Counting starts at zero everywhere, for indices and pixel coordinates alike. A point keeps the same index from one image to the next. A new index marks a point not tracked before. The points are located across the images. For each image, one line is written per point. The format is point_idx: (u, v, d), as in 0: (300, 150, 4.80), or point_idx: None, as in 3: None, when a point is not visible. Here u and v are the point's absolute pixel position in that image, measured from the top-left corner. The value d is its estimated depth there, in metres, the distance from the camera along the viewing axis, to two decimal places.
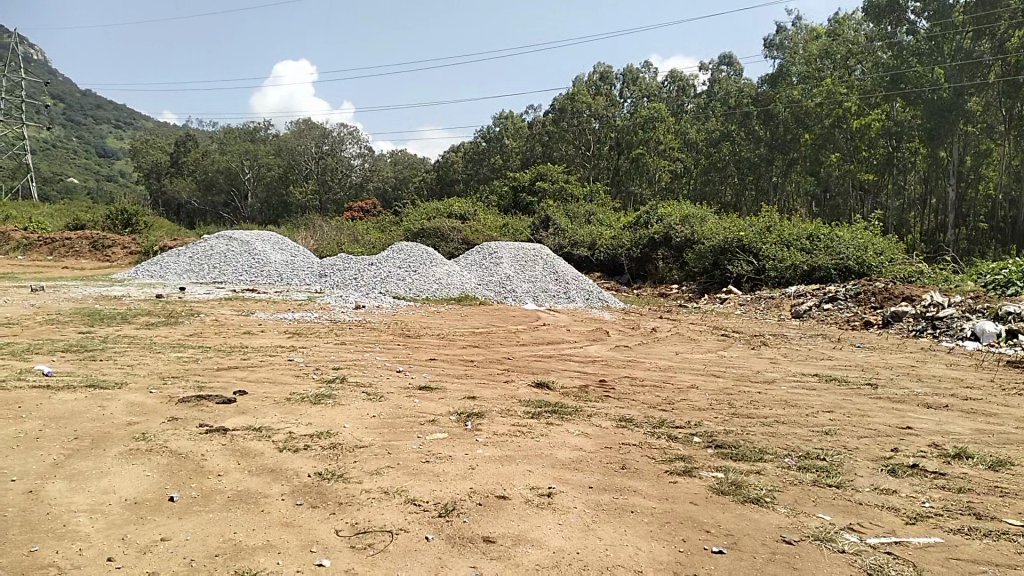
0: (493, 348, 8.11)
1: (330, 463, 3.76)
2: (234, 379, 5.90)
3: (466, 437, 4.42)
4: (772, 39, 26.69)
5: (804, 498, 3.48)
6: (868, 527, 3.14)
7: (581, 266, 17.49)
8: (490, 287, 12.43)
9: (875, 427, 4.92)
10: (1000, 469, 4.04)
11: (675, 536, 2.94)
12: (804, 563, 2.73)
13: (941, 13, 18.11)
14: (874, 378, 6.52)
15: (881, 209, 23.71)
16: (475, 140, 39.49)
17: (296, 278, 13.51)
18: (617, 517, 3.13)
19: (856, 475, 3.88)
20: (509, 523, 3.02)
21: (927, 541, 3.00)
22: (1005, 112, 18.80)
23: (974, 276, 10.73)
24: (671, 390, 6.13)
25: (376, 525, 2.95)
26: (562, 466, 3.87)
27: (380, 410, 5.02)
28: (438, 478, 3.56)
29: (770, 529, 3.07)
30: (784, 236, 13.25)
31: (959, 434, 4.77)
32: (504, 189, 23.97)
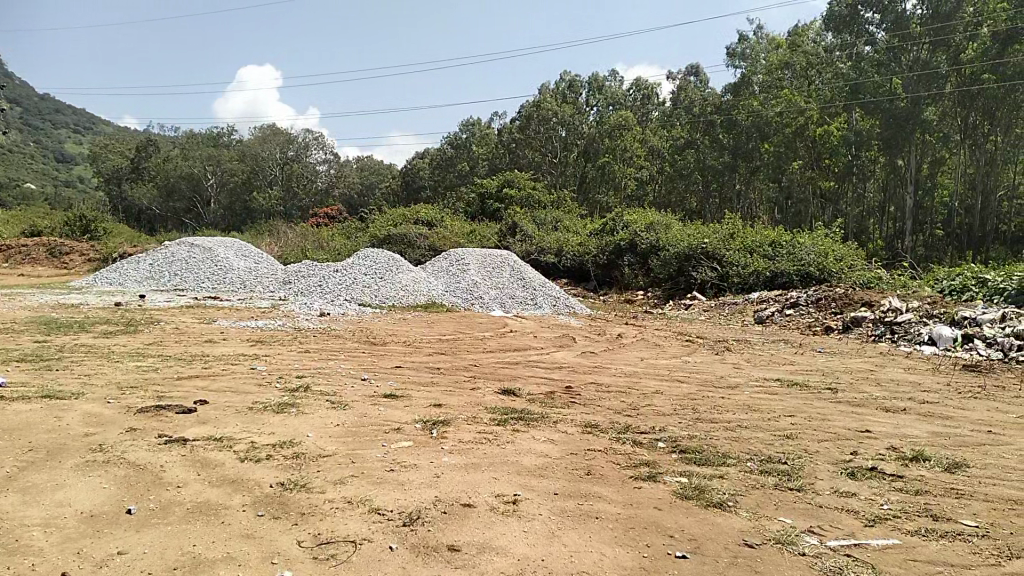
0: (460, 355, 8.10)
1: (292, 474, 3.73)
2: (195, 389, 5.81)
3: (432, 445, 4.41)
4: (735, 48, 27.06)
5: (766, 501, 3.54)
6: (827, 530, 3.20)
7: (549, 273, 17.56)
8: (458, 293, 12.42)
9: (835, 431, 5.01)
10: (955, 471, 4.15)
11: (639, 542, 2.97)
12: (765, 566, 2.79)
13: (899, 24, 18.82)
14: (834, 383, 6.65)
15: (842, 216, 24.19)
16: (443, 147, 39.56)
17: (260, 286, 13.36)
18: (582, 523, 3.15)
19: (816, 478, 3.95)
20: (473, 530, 3.02)
21: (885, 542, 3.07)
22: (961, 121, 19.40)
23: (931, 282, 10.99)
24: (636, 395, 6.19)
25: (339, 535, 2.94)
26: (528, 473, 3.88)
27: (344, 418, 4.98)
28: (404, 487, 3.56)
29: (732, 533, 3.11)
30: (747, 244, 13.44)
31: (916, 437, 4.89)
32: (471, 195, 24.01)
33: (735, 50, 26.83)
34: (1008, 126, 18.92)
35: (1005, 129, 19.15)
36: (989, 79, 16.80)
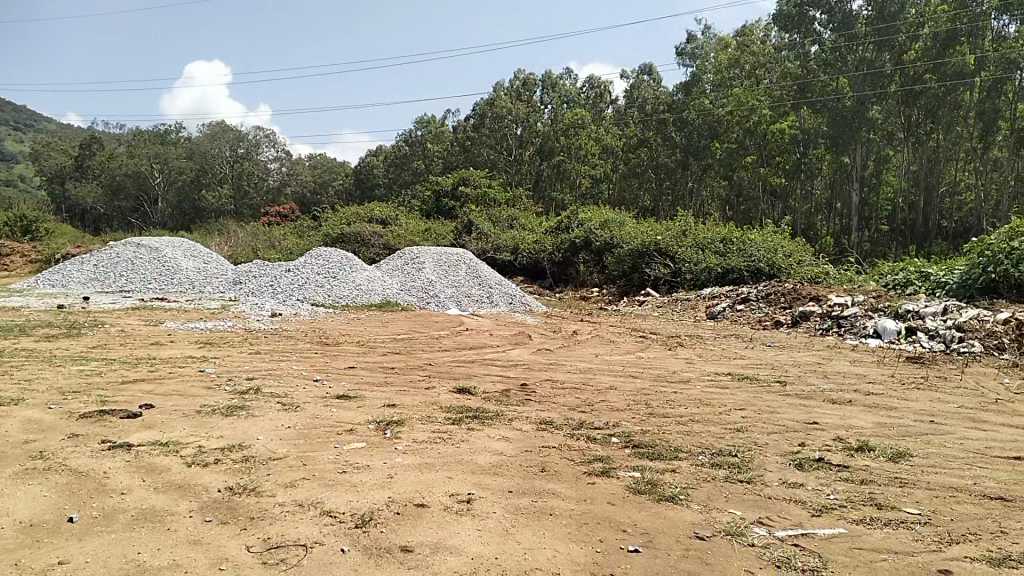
0: (414, 354, 8.01)
1: (241, 477, 3.62)
2: (140, 393, 5.63)
3: (385, 446, 4.32)
4: (684, 47, 27.27)
5: (716, 494, 3.55)
6: (776, 520, 3.21)
7: (504, 271, 17.54)
8: (413, 292, 12.30)
9: (784, 424, 5.06)
10: (900, 460, 4.21)
11: (592, 537, 2.95)
12: (716, 558, 2.78)
13: (845, 23, 19.38)
14: (783, 376, 6.73)
15: (790, 213, 24.64)
16: (398, 145, 39.35)
17: (209, 285, 13.04)
18: (536, 520, 3.11)
19: (766, 470, 3.98)
20: (426, 531, 2.96)
21: (833, 531, 3.09)
22: (904, 119, 19.93)
23: (876, 276, 11.23)
24: (590, 392, 6.19)
25: (289, 540, 2.85)
26: (483, 471, 3.83)
27: (295, 421, 4.87)
28: (356, 488, 3.48)
29: (683, 526, 3.11)
30: (699, 240, 13.57)
31: (862, 428, 4.96)
32: (425, 192, 23.82)
33: (685, 49, 26.97)
34: (948, 125, 19.53)
35: (945, 127, 19.74)
36: (931, 79, 17.43)
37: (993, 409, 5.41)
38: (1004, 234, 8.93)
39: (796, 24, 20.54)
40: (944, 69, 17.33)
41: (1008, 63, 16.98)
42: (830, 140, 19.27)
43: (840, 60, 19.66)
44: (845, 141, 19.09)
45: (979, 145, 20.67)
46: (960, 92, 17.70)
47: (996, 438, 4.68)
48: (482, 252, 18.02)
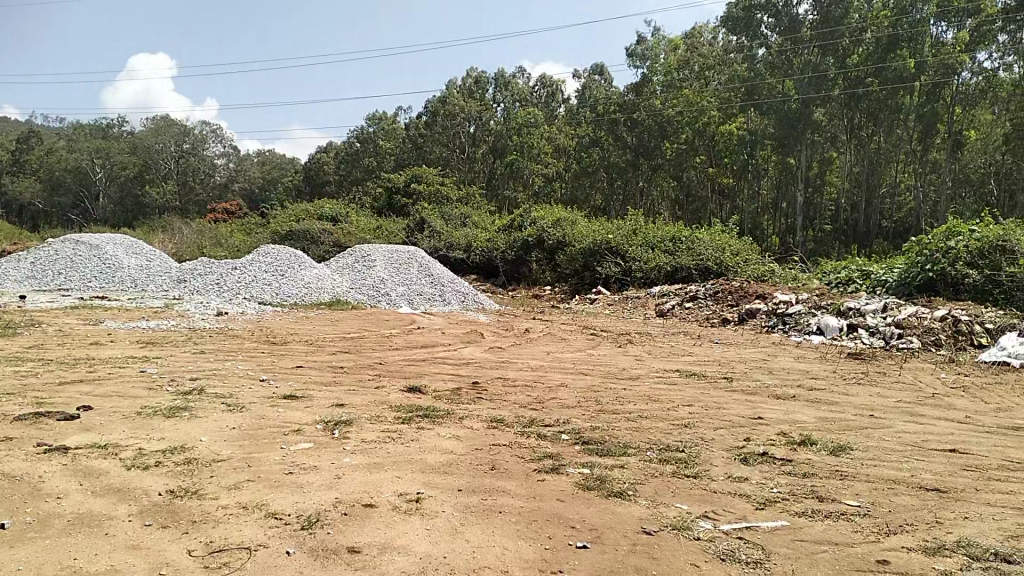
0: (364, 353, 7.88)
1: (184, 480, 3.49)
2: (77, 394, 5.42)
3: (333, 446, 4.22)
4: (634, 48, 27.38)
5: (664, 489, 3.54)
6: (721, 514, 3.21)
7: (457, 269, 17.46)
8: (363, 290, 12.13)
9: (731, 419, 5.10)
10: (841, 454, 4.26)
11: (541, 534, 2.90)
12: (663, 552, 2.76)
13: (793, 27, 19.28)
14: (730, 372, 6.80)
15: (738, 212, 25.04)
16: (350, 141, 38.93)
17: (152, 283, 12.67)
18: (485, 518, 3.06)
19: (712, 465, 3.99)
20: (374, 531, 2.88)
21: (775, 524, 3.10)
22: (847, 122, 20.41)
23: (819, 275, 11.44)
24: (541, 389, 6.16)
25: (233, 543, 2.75)
26: (432, 470, 3.76)
27: (241, 421, 4.73)
28: (301, 489, 3.39)
29: (631, 521, 3.08)
30: (649, 239, 13.67)
31: (804, 422, 5.02)
32: (377, 190, 23.61)
33: (635, 50, 27.06)
34: (889, 127, 20.06)
35: (886, 129, 20.27)
36: (873, 82, 17.88)
37: (930, 402, 5.51)
38: (942, 234, 9.13)
39: (744, 26, 20.40)
40: (885, 72, 17.80)
41: (946, 67, 17.53)
42: (777, 141, 19.57)
43: (787, 63, 19.94)
44: (791, 142, 19.43)
45: (919, 147, 21.24)
46: (900, 95, 18.22)
47: (932, 430, 4.76)
48: (434, 250, 17.91)
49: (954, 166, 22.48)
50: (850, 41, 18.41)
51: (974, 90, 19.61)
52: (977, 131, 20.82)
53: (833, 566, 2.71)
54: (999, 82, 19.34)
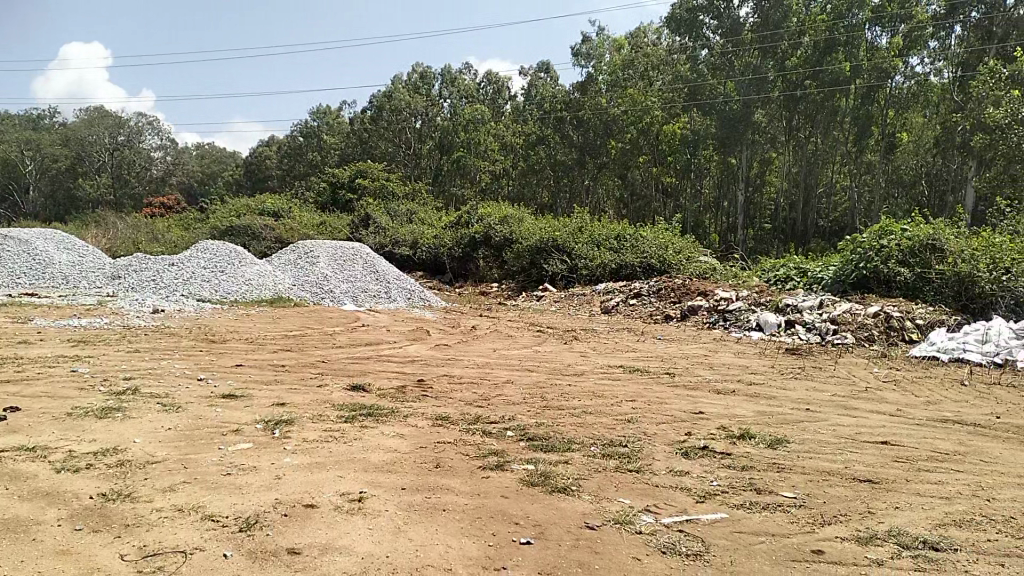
0: (307, 351, 7.77)
1: (116, 483, 3.40)
2: (2, 396, 5.21)
3: (273, 446, 4.16)
4: (579, 47, 27.50)
5: (606, 484, 3.59)
6: (661, 508, 3.27)
7: (403, 265, 17.33)
8: (307, 287, 11.95)
9: (672, 414, 5.19)
10: (778, 446, 4.37)
11: (485, 531, 2.92)
12: (605, 546, 2.80)
13: (734, 29, 19.71)
14: (672, 367, 6.91)
15: (681, 211, 25.44)
16: (293, 136, 38.30)
17: (84, 279, 12.25)
18: (429, 516, 3.06)
19: (654, 459, 4.06)
20: (315, 532, 2.85)
21: (714, 517, 3.17)
22: (786, 123, 20.92)
23: (759, 273, 11.71)
24: (486, 386, 6.17)
25: (168, 546, 2.69)
26: (375, 469, 3.74)
27: (178, 422, 4.62)
28: (241, 491, 3.33)
29: (575, 516, 3.12)
30: (595, 237, 13.78)
31: (743, 416, 5.14)
32: (322, 185, 23.28)
33: (580, 49, 27.13)
34: (826, 129, 20.61)
35: (823, 131, 20.84)
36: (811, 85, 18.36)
37: (863, 396, 5.69)
38: (875, 233, 9.43)
39: (688, 28, 20.82)
40: (822, 76, 18.32)
41: (880, 71, 17.85)
42: (719, 141, 19.91)
43: (728, 65, 20.44)
44: (733, 142, 19.76)
45: (853, 148, 21.87)
46: (836, 97, 18.76)
47: (865, 423, 4.92)
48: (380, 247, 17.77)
49: (887, 168, 23.22)
50: (789, 44, 18.97)
51: (905, 94, 20.28)
52: (909, 134, 21.60)
53: (770, 557, 2.78)
54: (930, 87, 20.02)
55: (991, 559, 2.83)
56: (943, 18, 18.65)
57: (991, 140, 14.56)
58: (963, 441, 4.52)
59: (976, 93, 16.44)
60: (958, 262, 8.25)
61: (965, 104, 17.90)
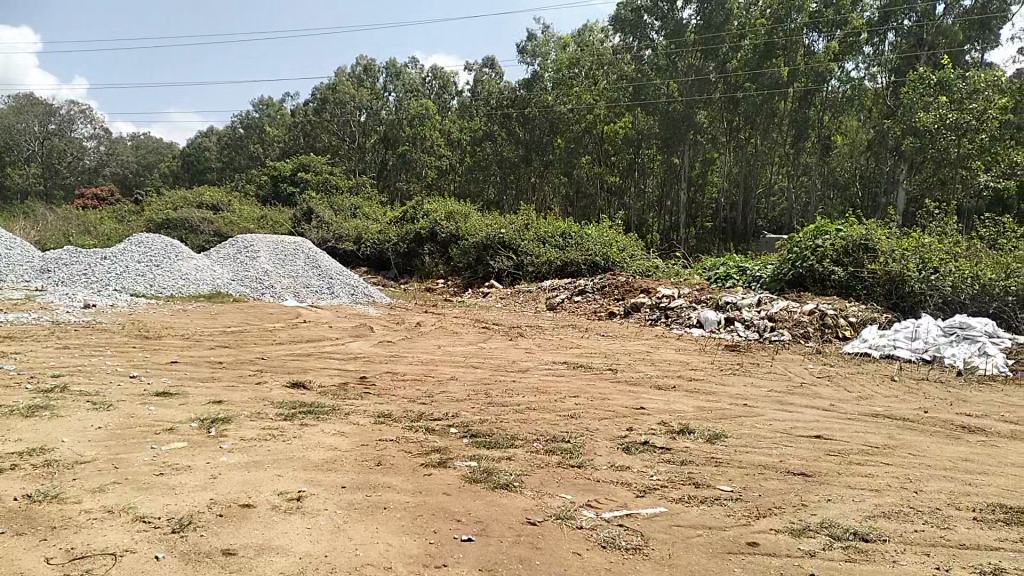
0: (246, 348, 7.58)
1: (41, 485, 3.25)
2: None
3: (209, 445, 4.04)
4: (526, 45, 27.45)
5: (548, 479, 3.59)
6: (603, 503, 3.28)
7: (347, 261, 17.08)
8: (246, 282, 11.67)
9: (614, 409, 5.22)
10: (717, 441, 4.43)
11: (426, 529, 2.87)
12: (546, 542, 2.79)
13: (677, 32, 19.82)
14: (615, 364, 6.96)
15: (625, 209, 25.71)
16: (234, 128, 37.39)
17: (9, 272, 11.72)
18: (369, 515, 3.00)
19: (596, 454, 4.08)
20: (251, 532, 2.78)
21: (653, 511, 3.19)
22: (727, 125, 21.27)
23: (700, 271, 11.89)
24: (430, 383, 6.12)
25: (96, 549, 2.58)
26: (315, 467, 3.66)
27: (108, 421, 4.45)
28: (175, 490, 3.22)
29: (516, 512, 3.10)
30: (540, 234, 13.80)
31: (683, 411, 5.20)
32: (262, 178, 22.78)
33: (526, 48, 27.06)
34: (765, 132, 20.98)
35: (762, 133, 21.29)
36: (752, 88, 18.68)
37: (798, 391, 5.83)
38: (811, 233, 9.66)
39: (632, 28, 21.32)
40: (762, 79, 18.69)
41: (817, 75, 18.43)
42: (662, 141, 20.12)
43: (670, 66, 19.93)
44: (676, 141, 19.99)
45: (792, 150, 22.36)
46: (776, 101, 19.11)
47: (800, 418, 5.04)
48: (323, 242, 17.51)
49: (823, 170, 23.89)
50: (730, 47, 19.20)
51: (841, 97, 20.78)
52: (843, 136, 22.25)
53: (707, 550, 2.81)
54: (865, 91, 20.32)
55: (917, 548, 2.90)
56: (877, 24, 18.95)
57: (921, 146, 15.04)
58: (893, 435, 4.65)
59: (907, 99, 16.93)
60: (890, 261, 8.50)
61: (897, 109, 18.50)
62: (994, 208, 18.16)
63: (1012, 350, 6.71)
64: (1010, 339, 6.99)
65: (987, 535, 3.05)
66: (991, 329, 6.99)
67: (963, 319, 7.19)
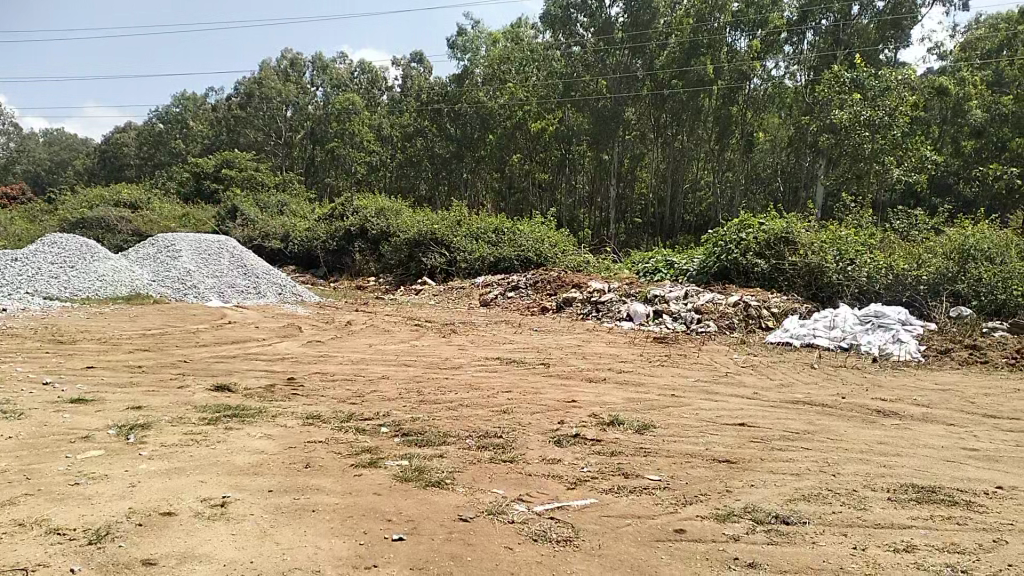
0: (167, 351, 7.30)
1: None
2: None
3: (128, 452, 3.87)
4: (455, 40, 27.24)
5: (480, 475, 3.56)
6: (535, 496, 3.28)
7: (273, 259, 16.66)
8: (168, 282, 11.26)
9: (546, 403, 5.24)
10: (645, 431, 4.49)
11: (356, 530, 2.81)
12: (478, 538, 2.76)
13: (605, 29, 19.75)
14: (547, 358, 6.98)
15: (557, 205, 25.85)
16: (154, 125, 36.13)
17: None
18: (297, 518, 2.92)
19: (528, 449, 4.08)
20: (173, 541, 2.67)
21: (584, 503, 3.20)
22: (654, 122, 21.56)
23: (630, 265, 12.04)
24: (361, 382, 6.01)
25: (5, 565, 2.44)
26: (240, 472, 3.55)
27: (17, 431, 4.22)
28: (91, 501, 3.07)
29: (448, 509, 3.07)
30: (473, 230, 13.75)
31: (614, 403, 5.25)
32: (184, 174, 22.03)
33: (456, 43, 26.80)
34: (691, 128, 21.33)
35: (688, 130, 21.66)
36: (677, 84, 18.96)
37: (724, 381, 5.97)
38: (737, 227, 9.73)
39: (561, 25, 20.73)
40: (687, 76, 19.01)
41: (739, 73, 18.87)
42: (592, 137, 20.25)
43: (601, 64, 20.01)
44: (605, 138, 20.12)
45: (717, 147, 22.83)
46: (701, 97, 19.36)
47: (726, 407, 5.15)
48: (248, 241, 17.04)
49: (747, 165, 24.53)
50: (656, 46, 19.36)
51: (763, 95, 21.34)
52: (766, 133, 22.84)
53: (635, 539, 2.84)
54: (785, 89, 20.92)
55: (836, 529, 2.97)
56: (796, 24, 19.61)
57: (837, 141, 15.47)
58: (813, 420, 4.80)
59: (824, 97, 17.45)
60: (809, 253, 8.76)
61: (815, 105, 19.10)
62: (907, 202, 18.92)
63: (924, 336, 6.99)
64: (923, 325, 7.28)
65: (901, 513, 3.15)
66: (904, 317, 7.29)
67: (878, 308, 7.45)
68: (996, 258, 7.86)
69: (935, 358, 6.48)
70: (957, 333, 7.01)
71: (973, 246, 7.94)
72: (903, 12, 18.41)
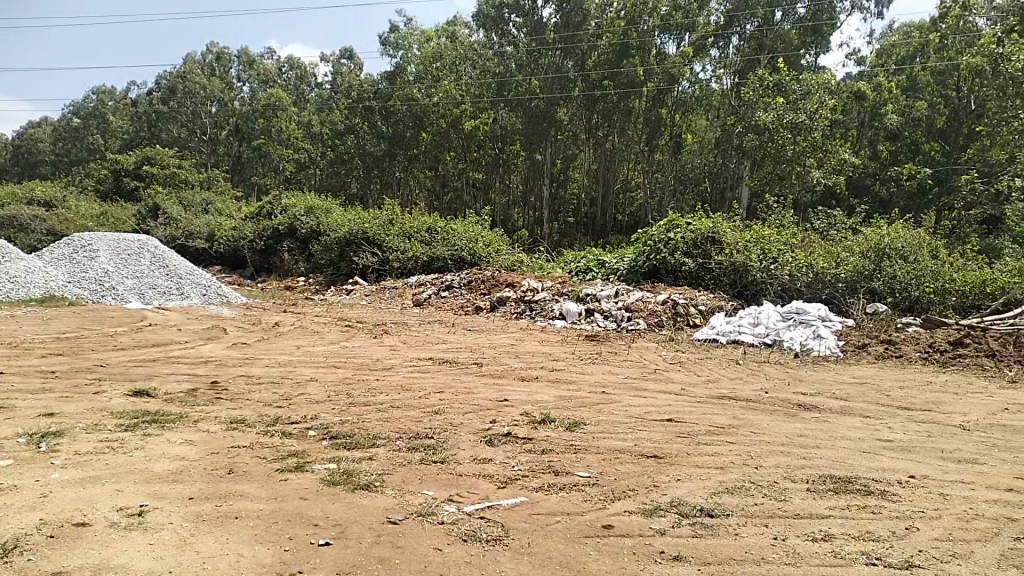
0: (83, 356, 6.92)
1: None
2: None
3: (38, 462, 3.63)
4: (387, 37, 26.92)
5: (410, 477, 3.47)
6: (465, 496, 3.20)
7: (197, 260, 16.08)
8: (84, 284, 10.72)
9: (478, 403, 5.17)
10: (576, 429, 4.47)
11: (280, 536, 2.69)
12: (406, 540, 2.68)
13: (537, 29, 19.82)
14: (480, 358, 6.90)
15: (491, 204, 25.74)
16: (70, 121, 34.48)
17: None
18: (219, 526, 2.78)
19: (459, 449, 4.00)
20: (87, 552, 2.50)
21: (514, 501, 3.15)
22: (586, 123, 21.63)
23: (562, 264, 12.06)
24: (288, 385, 5.82)
25: None
26: (159, 479, 3.36)
27: None
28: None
29: (376, 512, 2.97)
30: (405, 229, 13.56)
31: (547, 402, 5.22)
32: (102, 172, 21.00)
33: (387, 40, 26.50)
34: (622, 129, 21.51)
35: (618, 131, 21.84)
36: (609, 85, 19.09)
37: (653, 377, 6.01)
38: (665, 226, 9.91)
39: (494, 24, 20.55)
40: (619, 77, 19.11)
41: (669, 76, 19.06)
42: (525, 136, 20.25)
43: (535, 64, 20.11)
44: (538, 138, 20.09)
45: (646, 148, 23.04)
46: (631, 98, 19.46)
47: (655, 403, 5.17)
48: (171, 241, 16.42)
49: (675, 166, 24.97)
50: (586, 46, 19.39)
51: (692, 97, 21.59)
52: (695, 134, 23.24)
53: (565, 535, 2.79)
54: (712, 91, 21.34)
55: (758, 520, 3.00)
56: (722, 27, 20.01)
57: (762, 142, 15.67)
58: (739, 415, 4.86)
59: (749, 99, 17.56)
60: (735, 251, 8.91)
61: (739, 108, 19.60)
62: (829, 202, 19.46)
63: (843, 331, 7.20)
64: (841, 322, 7.50)
65: (819, 503, 3.20)
66: (824, 313, 7.50)
67: (799, 305, 7.65)
68: (910, 256, 8.18)
69: (854, 353, 6.67)
70: (874, 329, 7.24)
71: (889, 245, 8.23)
72: (825, 18, 19.02)
